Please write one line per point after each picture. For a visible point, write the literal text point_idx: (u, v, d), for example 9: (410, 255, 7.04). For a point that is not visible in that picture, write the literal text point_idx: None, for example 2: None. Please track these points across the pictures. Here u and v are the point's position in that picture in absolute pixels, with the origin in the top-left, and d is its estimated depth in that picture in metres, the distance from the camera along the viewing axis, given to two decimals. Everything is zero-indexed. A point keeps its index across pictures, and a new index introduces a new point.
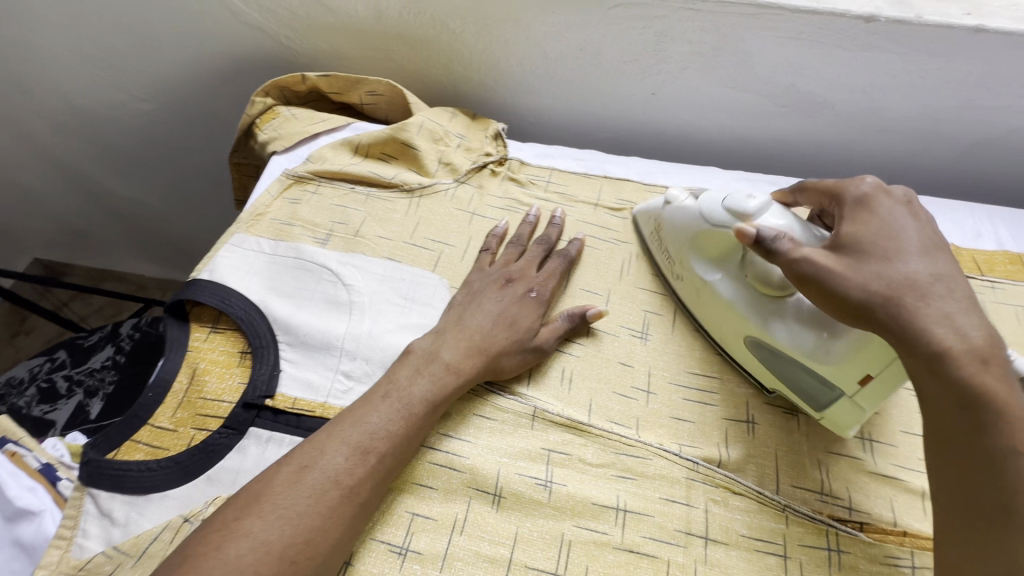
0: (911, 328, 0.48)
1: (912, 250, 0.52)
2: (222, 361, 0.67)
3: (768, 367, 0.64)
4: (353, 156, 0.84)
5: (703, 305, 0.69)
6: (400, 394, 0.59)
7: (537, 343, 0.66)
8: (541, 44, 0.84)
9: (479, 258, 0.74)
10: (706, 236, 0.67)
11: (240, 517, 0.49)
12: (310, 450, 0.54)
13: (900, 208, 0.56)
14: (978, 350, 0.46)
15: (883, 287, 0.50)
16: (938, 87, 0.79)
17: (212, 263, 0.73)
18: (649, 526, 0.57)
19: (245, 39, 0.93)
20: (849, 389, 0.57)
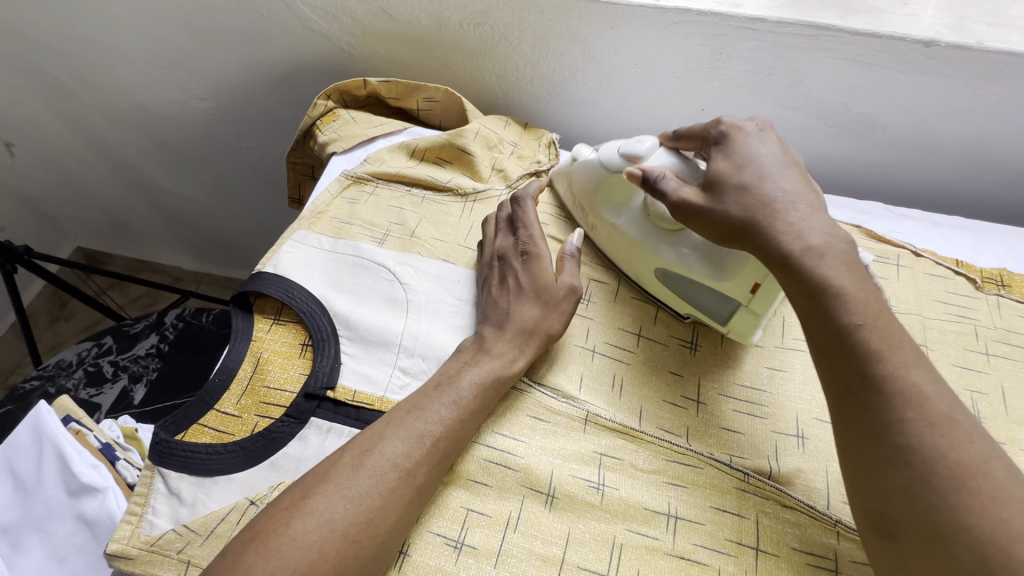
0: (766, 241, 0.56)
1: (765, 172, 0.60)
2: (284, 352, 0.68)
3: (677, 293, 0.71)
4: (409, 159, 0.86)
5: (616, 246, 0.75)
6: (451, 383, 0.61)
7: (565, 295, 0.68)
8: (596, 57, 0.85)
9: (479, 252, 0.75)
10: (609, 181, 0.74)
11: (306, 496, 0.51)
12: (371, 435, 0.56)
13: (753, 137, 0.63)
14: (819, 248, 0.54)
15: (740, 210, 0.58)
16: (995, 113, 0.78)
17: (276, 256, 0.75)
18: (700, 534, 0.58)
19: (307, 43, 0.96)
20: (744, 299, 0.65)
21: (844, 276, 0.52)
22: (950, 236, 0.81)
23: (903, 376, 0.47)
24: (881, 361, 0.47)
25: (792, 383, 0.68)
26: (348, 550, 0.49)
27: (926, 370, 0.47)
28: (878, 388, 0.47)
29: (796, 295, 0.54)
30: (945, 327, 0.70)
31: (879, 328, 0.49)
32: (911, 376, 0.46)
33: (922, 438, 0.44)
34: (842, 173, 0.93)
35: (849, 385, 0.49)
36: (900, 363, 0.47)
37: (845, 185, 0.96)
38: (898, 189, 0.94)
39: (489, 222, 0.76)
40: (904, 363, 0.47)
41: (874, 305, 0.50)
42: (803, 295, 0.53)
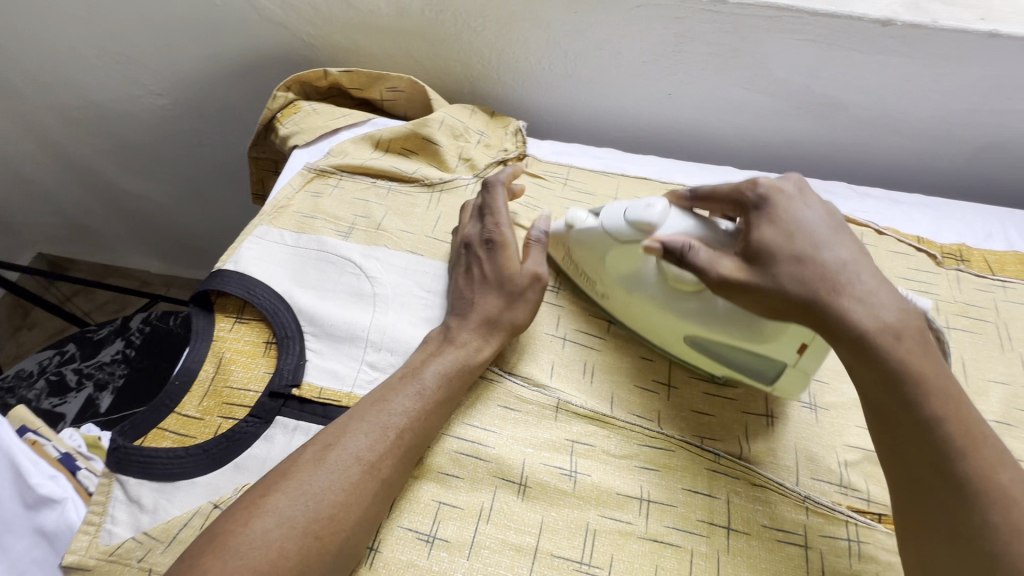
0: (832, 322, 0.51)
1: (818, 240, 0.54)
2: (247, 351, 0.67)
3: (716, 358, 0.64)
4: (374, 150, 0.84)
5: (635, 313, 0.67)
6: (415, 374, 0.60)
7: (530, 283, 0.66)
8: (560, 43, 0.85)
9: (452, 247, 0.73)
10: (614, 250, 0.66)
11: (266, 494, 0.50)
12: (334, 431, 0.55)
13: (794, 200, 0.57)
14: (892, 329, 0.50)
15: (800, 287, 0.52)
16: (952, 90, 0.79)
17: (236, 253, 0.73)
18: (673, 516, 0.58)
19: (265, 34, 0.94)
20: (789, 359, 0.59)
21: (919, 358, 0.50)
22: (911, 213, 0.82)
23: (991, 480, 0.47)
24: (965, 460, 0.47)
25: None
26: (310, 546, 0.48)
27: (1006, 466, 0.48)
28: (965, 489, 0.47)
29: (868, 380, 0.51)
30: None
31: (962, 420, 0.48)
32: (997, 476, 0.47)
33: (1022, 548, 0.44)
34: (808, 155, 0.94)
35: (923, 479, 0.48)
36: (983, 460, 0.47)
37: (811, 167, 0.96)
38: (863, 169, 0.95)
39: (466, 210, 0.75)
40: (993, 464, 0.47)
41: (951, 392, 0.49)
42: (877, 380, 0.50)
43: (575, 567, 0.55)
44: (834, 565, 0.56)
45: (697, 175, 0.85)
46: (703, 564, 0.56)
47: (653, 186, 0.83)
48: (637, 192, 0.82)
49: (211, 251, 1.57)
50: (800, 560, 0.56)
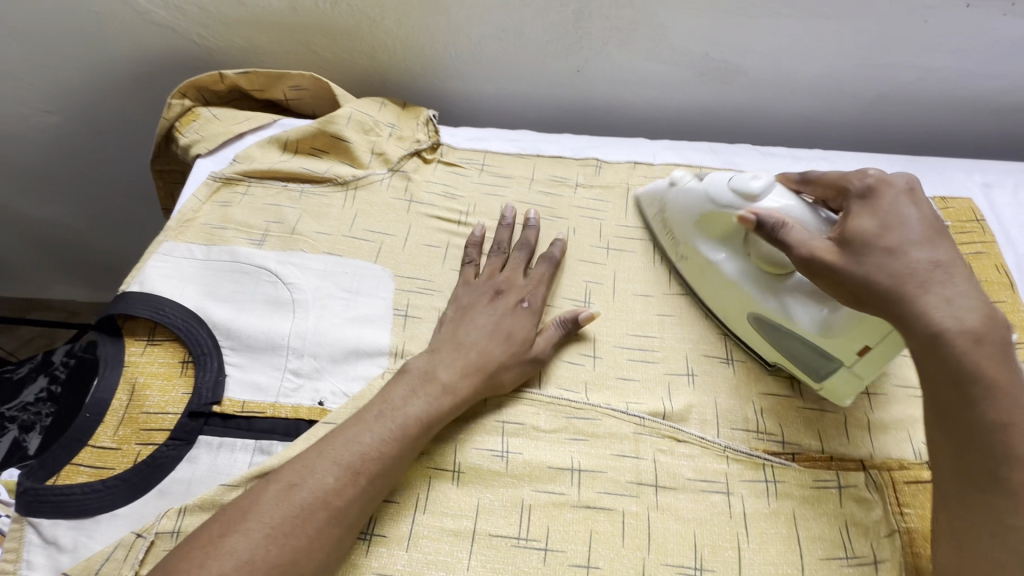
0: (910, 314, 0.51)
1: (919, 236, 0.55)
2: (162, 374, 0.64)
3: (772, 344, 0.66)
4: (282, 153, 0.81)
5: (708, 282, 0.70)
6: (395, 412, 0.58)
7: (534, 353, 0.65)
8: (464, 28, 0.84)
9: (466, 274, 0.71)
10: (707, 215, 0.68)
11: (225, 534, 0.49)
12: (299, 467, 0.53)
13: (904, 196, 0.58)
14: (973, 335, 0.49)
15: (885, 275, 0.53)
16: (838, 47, 0.84)
17: (141, 273, 0.70)
18: (603, 482, 0.60)
19: (154, 39, 0.89)
20: (847, 359, 0.60)
21: (997, 367, 0.48)
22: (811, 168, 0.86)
23: None
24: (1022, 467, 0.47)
25: (680, 326, 0.71)
26: None
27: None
28: (1010, 492, 0.47)
29: (932, 376, 0.50)
30: None
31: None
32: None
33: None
34: (719, 120, 0.97)
35: (975, 476, 0.48)
36: None
37: (724, 131, 0.99)
38: (771, 131, 0.99)
39: (475, 233, 0.74)
40: None
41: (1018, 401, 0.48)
42: (943, 378, 0.50)
43: (512, 543, 0.57)
44: (754, 506, 0.60)
45: (612, 150, 0.87)
46: (633, 523, 0.58)
47: (569, 164, 0.84)
48: (554, 171, 0.83)
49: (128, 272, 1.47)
50: (722, 506, 0.60)
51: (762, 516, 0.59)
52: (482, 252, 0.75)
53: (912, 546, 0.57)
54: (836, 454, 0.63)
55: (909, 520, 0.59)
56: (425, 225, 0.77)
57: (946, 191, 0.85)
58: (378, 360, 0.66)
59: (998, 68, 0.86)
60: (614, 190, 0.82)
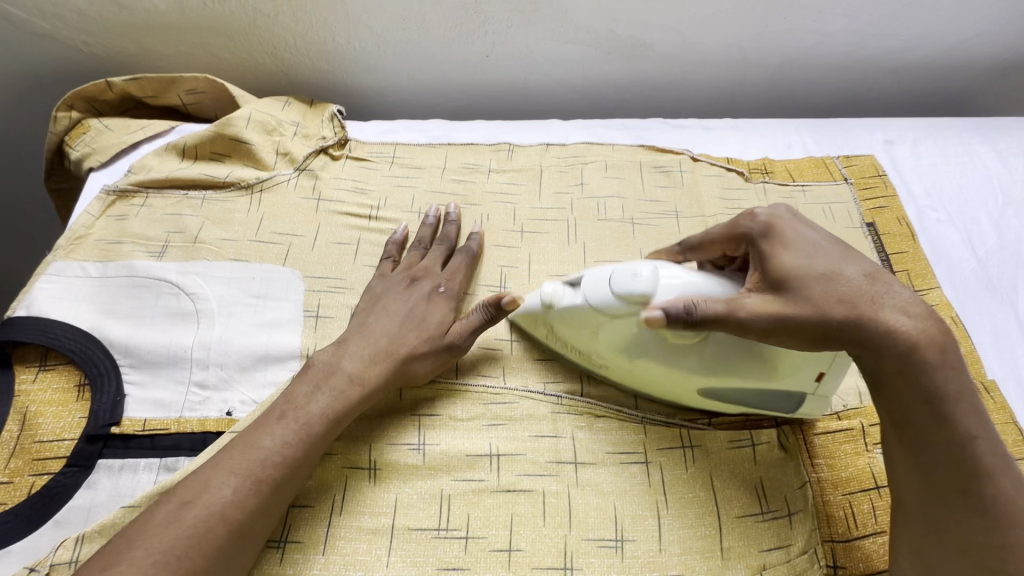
0: (877, 337, 0.48)
1: (838, 256, 0.52)
2: (57, 400, 0.61)
3: (731, 402, 0.61)
4: (181, 160, 0.78)
5: (640, 376, 0.61)
6: (297, 413, 0.56)
7: (450, 340, 0.63)
8: (362, 19, 0.82)
9: (384, 267, 0.70)
10: (603, 326, 0.59)
11: (108, 568, 0.45)
12: (194, 484, 0.51)
13: (799, 223, 0.55)
14: (935, 342, 0.48)
15: (836, 305, 0.49)
16: (736, 16, 0.85)
17: (29, 297, 0.66)
18: (522, 464, 0.60)
19: (35, 49, 0.84)
20: (809, 388, 0.58)
21: (957, 380, 0.48)
22: (722, 138, 0.88)
23: (1011, 502, 0.46)
24: (993, 481, 0.46)
25: None
26: None
27: (1022, 487, 0.47)
28: (983, 508, 0.46)
29: (903, 398, 0.49)
30: (720, 220, 0.77)
31: (993, 441, 0.47)
32: (1015, 498, 0.46)
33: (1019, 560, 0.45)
34: (634, 98, 0.98)
35: (945, 495, 0.47)
36: (1006, 484, 0.47)
37: (641, 108, 1.00)
38: (686, 105, 1.00)
39: (397, 231, 0.73)
40: (1011, 485, 0.47)
41: (979, 409, 0.48)
42: (915, 400, 0.48)
43: (432, 535, 0.56)
44: (673, 473, 0.60)
45: (524, 134, 0.87)
46: (554, 502, 0.58)
47: (481, 150, 0.83)
48: (466, 159, 0.82)
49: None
50: (642, 476, 0.60)
51: (681, 482, 0.60)
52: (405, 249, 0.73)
53: (823, 494, 0.60)
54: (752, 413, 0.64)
55: (819, 469, 0.61)
56: (334, 223, 0.75)
57: (849, 150, 0.87)
58: (289, 364, 0.64)
59: (889, 28, 0.88)
60: (527, 173, 0.81)
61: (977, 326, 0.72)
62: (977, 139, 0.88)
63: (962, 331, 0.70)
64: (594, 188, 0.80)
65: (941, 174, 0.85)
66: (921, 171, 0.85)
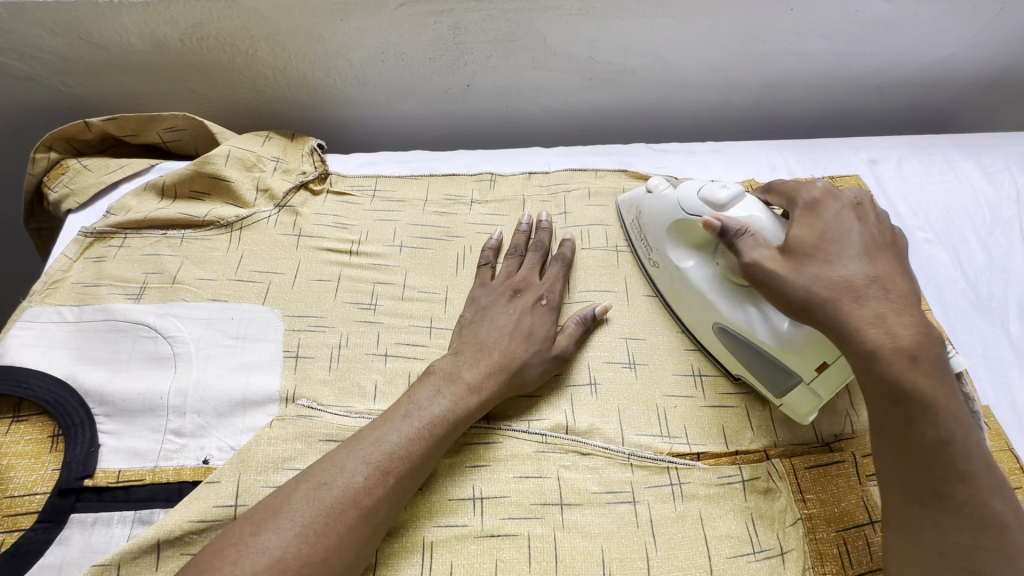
0: (845, 329, 0.50)
1: (854, 251, 0.54)
2: (29, 452, 0.60)
3: (733, 355, 0.65)
4: (161, 200, 0.78)
5: (678, 291, 0.69)
6: (419, 410, 0.59)
7: (557, 352, 0.66)
8: (342, 52, 0.82)
9: (485, 273, 0.71)
10: (682, 224, 0.68)
11: (256, 533, 0.49)
12: (330, 467, 0.54)
13: (848, 211, 0.57)
14: (907, 349, 0.48)
15: (822, 287, 0.52)
16: (714, 41, 0.85)
17: (3, 345, 0.65)
18: (507, 507, 0.58)
19: (14, 91, 0.84)
20: (807, 376, 0.59)
21: (932, 383, 0.47)
22: (704, 161, 0.87)
23: (984, 505, 0.45)
24: (966, 483, 0.45)
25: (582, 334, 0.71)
26: None
27: (999, 492, 0.46)
28: (956, 510, 0.45)
29: (873, 394, 0.49)
30: None
31: (970, 445, 0.46)
32: (991, 502, 0.45)
33: (995, 565, 0.44)
34: (617, 122, 0.97)
35: (921, 496, 0.47)
36: (982, 487, 0.46)
37: (624, 132, 1.00)
38: (669, 128, 1.00)
39: (492, 238, 0.75)
40: (987, 488, 0.46)
41: (956, 416, 0.47)
42: (884, 397, 0.48)
43: None
44: (661, 512, 0.59)
45: (506, 163, 0.87)
46: (540, 546, 0.57)
47: (463, 181, 0.83)
48: (448, 190, 0.82)
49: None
50: (630, 516, 0.58)
51: (669, 521, 0.58)
52: (499, 255, 0.75)
53: (814, 531, 0.57)
54: (740, 448, 0.63)
55: (810, 506, 0.59)
56: (315, 259, 0.74)
57: (834, 171, 0.87)
58: (267, 408, 0.63)
59: (870, 49, 0.88)
60: (509, 203, 0.81)
61: (967, 347, 0.71)
62: (962, 155, 0.88)
63: (955, 354, 0.69)
64: (578, 216, 0.80)
65: (927, 192, 0.84)
66: (907, 190, 0.84)
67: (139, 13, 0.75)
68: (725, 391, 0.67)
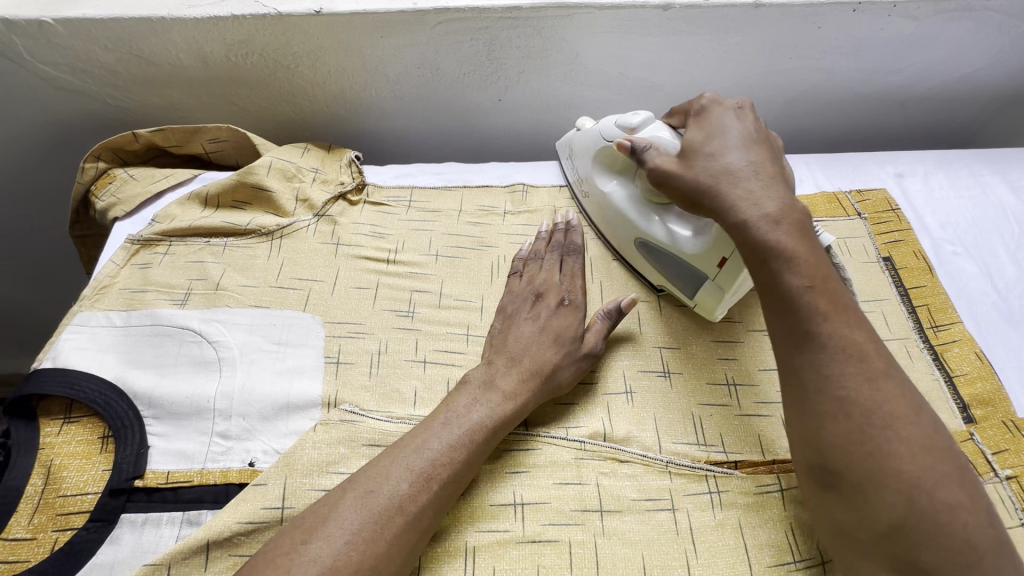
0: (725, 207, 0.58)
1: (735, 143, 0.62)
2: (81, 453, 0.61)
3: (655, 266, 0.73)
4: (204, 208, 0.80)
5: (604, 213, 0.78)
6: (459, 418, 0.59)
7: (587, 350, 0.67)
8: (379, 67, 0.84)
9: (513, 283, 0.72)
10: (602, 151, 0.77)
11: (307, 540, 0.50)
12: (374, 475, 0.55)
13: (730, 113, 0.65)
14: (772, 216, 0.55)
15: (708, 177, 0.60)
16: (743, 57, 0.86)
17: (56, 348, 0.67)
18: (547, 513, 0.59)
19: (63, 103, 0.87)
20: (712, 273, 0.67)
21: (790, 238, 0.54)
22: None
23: (847, 338, 0.50)
24: (826, 319, 0.51)
25: (615, 341, 0.72)
26: None
27: (861, 326, 0.51)
28: (822, 346, 0.50)
29: (751, 256, 0.56)
30: None
31: (826, 286, 0.52)
32: (850, 334, 0.50)
33: (859, 390, 0.48)
34: None
35: (793, 338, 0.52)
36: (841, 323, 0.51)
37: None
38: None
39: (519, 250, 0.76)
40: (848, 324, 0.51)
41: (816, 263, 0.53)
42: (757, 257, 0.55)
43: None
44: (701, 520, 0.59)
45: (537, 175, 0.89)
46: (581, 552, 0.57)
47: (496, 193, 0.85)
48: (482, 201, 0.84)
49: (33, 333, 1.27)
50: (670, 523, 0.59)
51: (709, 528, 0.59)
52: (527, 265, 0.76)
53: None
54: (778, 457, 0.63)
55: None
56: (353, 268, 0.76)
57: (861, 185, 0.88)
58: (311, 413, 0.64)
59: (895, 65, 0.90)
60: (541, 214, 0.83)
61: (1002, 360, 0.71)
62: (988, 171, 0.88)
63: (987, 366, 0.69)
64: None
65: (954, 207, 0.85)
66: (934, 204, 0.85)
67: (188, 30, 0.78)
68: (759, 399, 0.67)
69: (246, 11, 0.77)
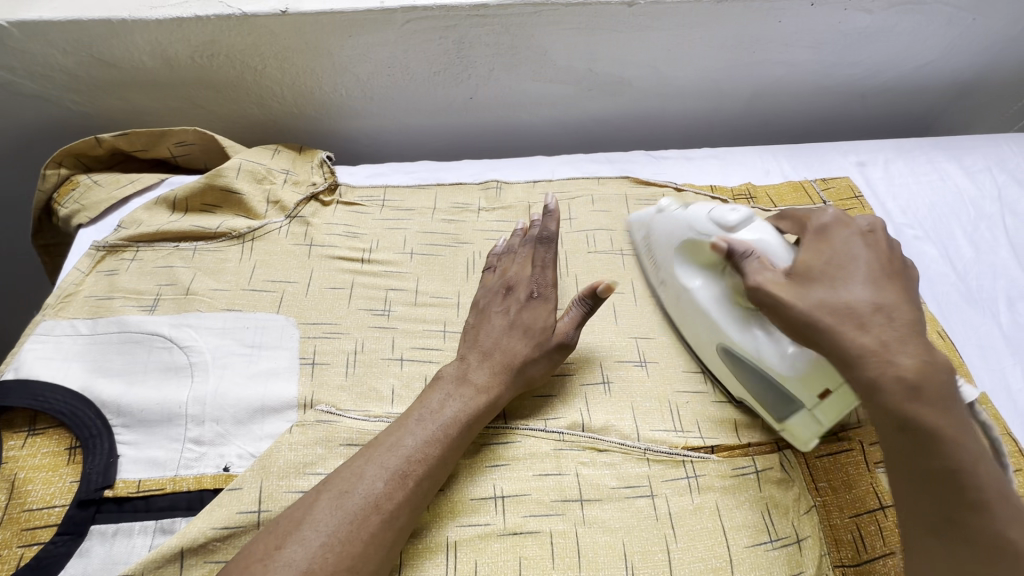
0: (851, 354, 0.50)
1: (862, 277, 0.54)
2: (47, 465, 0.59)
3: (738, 376, 0.64)
4: (171, 213, 0.79)
5: (682, 308, 0.70)
6: (434, 415, 0.59)
7: (559, 340, 0.65)
8: (348, 67, 0.84)
9: (485, 279, 0.72)
10: (687, 245, 0.69)
11: (281, 545, 0.49)
12: (349, 475, 0.54)
13: (857, 239, 0.58)
14: (909, 379, 0.47)
15: (826, 312, 0.52)
16: (708, 52, 0.88)
17: (17, 359, 0.65)
18: (528, 505, 0.59)
19: (22, 109, 0.85)
20: (809, 402, 0.58)
21: (938, 413, 0.46)
22: (702, 166, 0.91)
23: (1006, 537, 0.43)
24: (985, 512, 0.43)
25: (593, 334, 0.72)
26: None
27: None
28: (970, 540, 0.43)
29: (881, 420, 0.48)
30: None
31: (992, 471, 0.45)
32: (1012, 533, 0.43)
33: None
34: (614, 129, 1.01)
35: (935, 524, 0.45)
36: (1002, 519, 0.43)
37: (623, 138, 1.03)
38: (664, 134, 1.03)
39: (496, 245, 0.76)
40: (1010, 519, 0.43)
41: (965, 440, 0.45)
42: (891, 422, 0.47)
43: None
44: (679, 504, 0.60)
45: (510, 171, 0.90)
46: (562, 542, 0.57)
47: (469, 190, 0.85)
48: (456, 198, 0.84)
49: None
50: (648, 510, 0.59)
51: (688, 513, 0.59)
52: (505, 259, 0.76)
53: (829, 518, 0.59)
54: (752, 440, 0.65)
55: (823, 493, 0.61)
56: (327, 267, 0.75)
57: (825, 173, 0.91)
58: (287, 415, 0.64)
59: (854, 57, 0.92)
60: (515, 209, 0.83)
61: (963, 338, 0.73)
62: (945, 156, 0.92)
63: (949, 344, 0.71)
64: (582, 222, 0.82)
65: (914, 193, 0.88)
66: (895, 190, 0.88)
67: (150, 32, 0.77)
68: None
69: (209, 12, 0.76)
